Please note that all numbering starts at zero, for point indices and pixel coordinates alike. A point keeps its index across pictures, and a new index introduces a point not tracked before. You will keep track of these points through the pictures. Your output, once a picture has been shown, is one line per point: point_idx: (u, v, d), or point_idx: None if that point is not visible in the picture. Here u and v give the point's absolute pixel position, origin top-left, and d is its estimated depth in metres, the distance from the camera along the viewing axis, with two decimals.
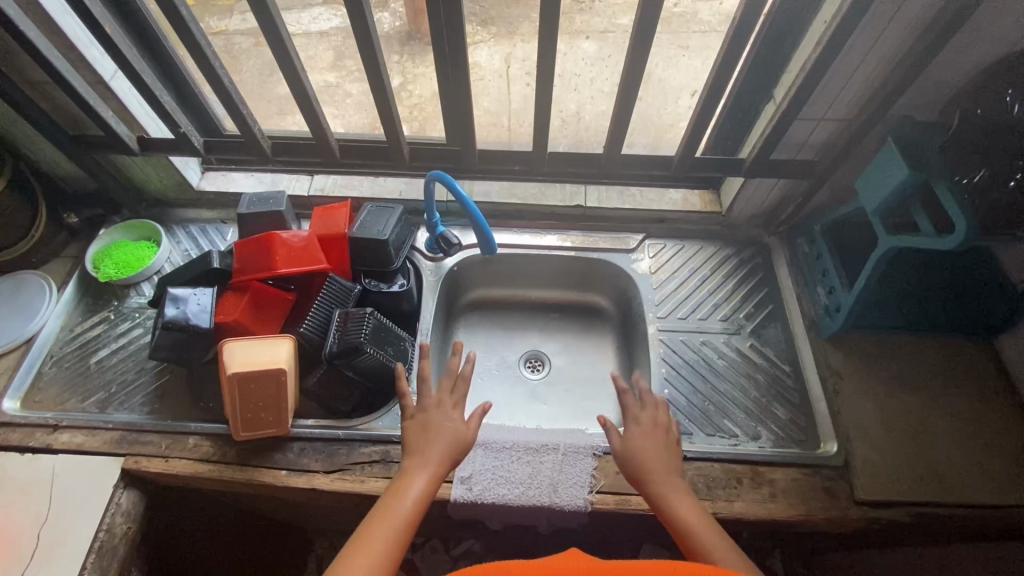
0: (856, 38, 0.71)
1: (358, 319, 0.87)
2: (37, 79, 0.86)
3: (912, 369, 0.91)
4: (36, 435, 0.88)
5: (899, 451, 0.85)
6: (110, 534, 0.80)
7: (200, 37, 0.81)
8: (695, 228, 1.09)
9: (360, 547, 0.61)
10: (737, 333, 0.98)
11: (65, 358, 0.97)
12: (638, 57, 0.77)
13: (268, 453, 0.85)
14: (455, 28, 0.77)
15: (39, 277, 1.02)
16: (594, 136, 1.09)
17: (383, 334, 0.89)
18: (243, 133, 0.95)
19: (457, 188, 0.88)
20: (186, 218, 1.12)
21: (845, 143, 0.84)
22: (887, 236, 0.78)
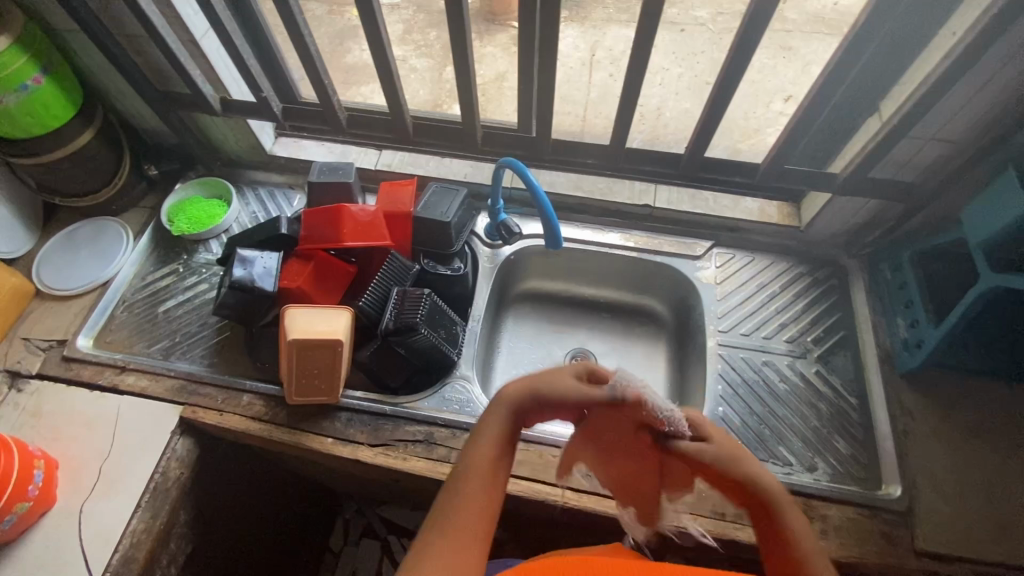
0: (992, 53, 0.64)
1: (416, 298, 0.87)
2: (133, 33, 0.89)
3: (994, 419, 0.84)
4: (105, 374, 0.93)
5: (969, 505, 0.79)
6: (164, 478, 0.84)
7: (292, 2, 0.81)
8: (768, 240, 1.03)
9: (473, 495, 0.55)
10: (802, 357, 0.93)
11: (135, 304, 1.01)
12: (742, 54, 0.72)
13: (316, 420, 0.87)
14: (552, 10, 0.74)
15: (118, 224, 1.07)
16: (673, 133, 1.03)
17: (438, 317, 0.89)
18: (321, 101, 0.96)
19: (529, 176, 0.86)
20: (255, 180, 1.14)
21: (955, 168, 0.77)
22: (991, 273, 0.72)
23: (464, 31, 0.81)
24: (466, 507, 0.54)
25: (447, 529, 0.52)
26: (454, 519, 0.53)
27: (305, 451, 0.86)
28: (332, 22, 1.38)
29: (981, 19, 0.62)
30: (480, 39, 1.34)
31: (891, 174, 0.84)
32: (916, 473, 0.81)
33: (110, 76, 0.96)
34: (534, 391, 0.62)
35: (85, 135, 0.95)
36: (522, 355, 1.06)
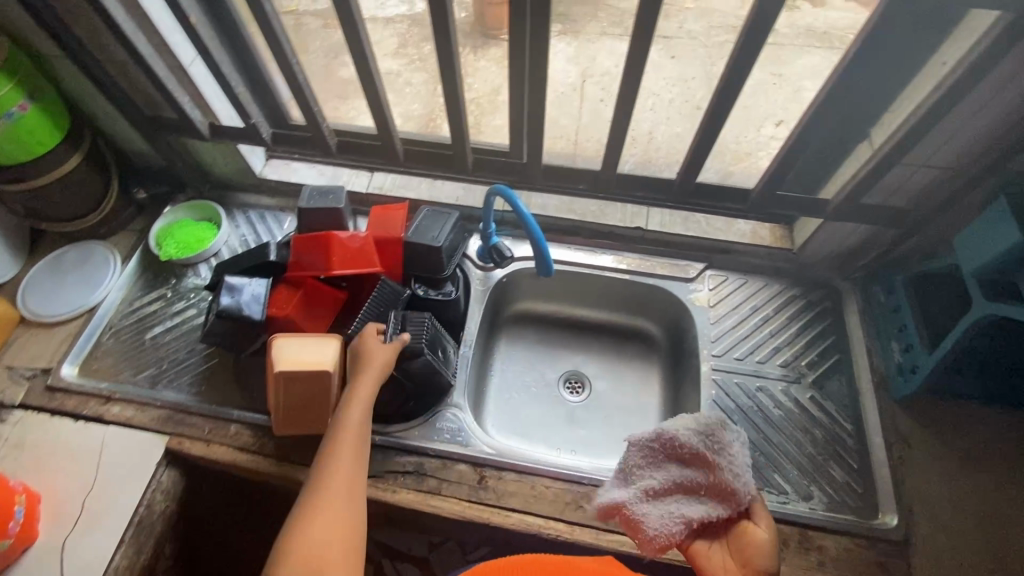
0: (982, 84, 0.64)
1: (421, 320, 0.85)
2: (121, 59, 0.88)
3: (990, 446, 0.84)
4: (90, 404, 0.91)
5: (966, 534, 0.78)
6: (149, 510, 0.82)
7: (280, 30, 0.81)
8: (762, 262, 1.02)
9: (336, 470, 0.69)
10: (797, 382, 0.92)
11: (122, 330, 1.00)
12: (732, 83, 0.72)
13: (305, 451, 0.86)
14: (540, 40, 0.74)
15: (106, 249, 1.05)
16: (664, 157, 1.04)
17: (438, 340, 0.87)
18: (310, 126, 0.95)
19: (518, 203, 0.85)
20: (245, 203, 1.13)
21: (947, 194, 0.77)
22: (983, 302, 0.71)
23: (453, 59, 0.81)
24: (340, 466, 0.69)
25: (325, 489, 0.67)
26: (331, 479, 0.68)
27: (293, 482, 0.85)
28: (323, 39, 1.38)
29: (971, 52, 0.62)
30: (471, 56, 1.35)
31: (883, 200, 0.83)
32: (912, 501, 0.80)
33: (97, 101, 0.95)
34: (368, 391, 0.76)
35: (74, 159, 0.94)
36: (515, 378, 1.05)
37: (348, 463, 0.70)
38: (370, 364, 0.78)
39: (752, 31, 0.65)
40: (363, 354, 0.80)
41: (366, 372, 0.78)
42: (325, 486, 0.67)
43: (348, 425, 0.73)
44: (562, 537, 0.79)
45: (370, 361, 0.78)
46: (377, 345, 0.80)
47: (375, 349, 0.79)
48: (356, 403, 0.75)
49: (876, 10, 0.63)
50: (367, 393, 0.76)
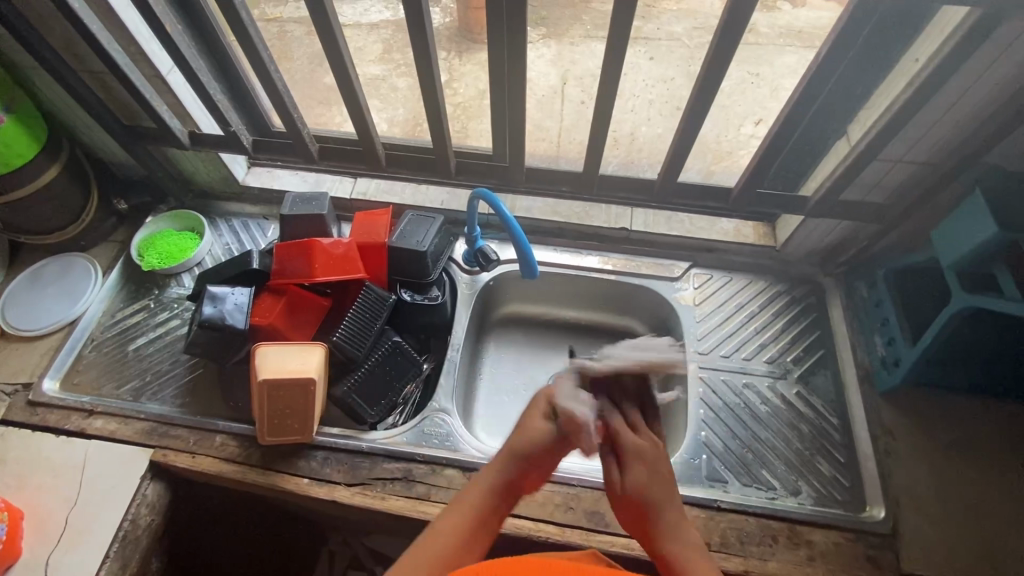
0: (951, 80, 0.65)
1: None
2: (97, 69, 0.87)
3: (975, 436, 0.84)
4: (72, 418, 0.90)
5: (952, 524, 0.79)
6: (133, 525, 0.81)
7: (256, 37, 0.80)
8: (746, 260, 1.03)
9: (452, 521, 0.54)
10: (783, 378, 0.93)
11: (104, 343, 0.99)
12: (709, 82, 0.73)
13: (292, 460, 0.85)
14: (516, 43, 0.74)
15: (86, 260, 1.04)
16: (646, 157, 1.05)
17: None
18: (291, 133, 0.95)
19: (501, 206, 0.85)
20: (229, 211, 1.13)
21: (923, 189, 0.78)
22: (962, 294, 0.72)
23: (431, 63, 0.81)
24: (449, 531, 0.54)
25: (431, 552, 0.52)
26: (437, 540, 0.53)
27: (280, 492, 0.84)
28: (305, 46, 1.38)
29: (940, 49, 0.63)
30: (454, 60, 1.35)
31: (861, 195, 0.84)
32: (899, 493, 0.81)
33: (75, 112, 0.94)
34: (506, 455, 0.58)
35: (50, 173, 0.93)
36: (504, 381, 1.04)
37: (455, 530, 0.54)
38: (524, 425, 0.59)
39: (726, 31, 0.66)
40: (526, 416, 0.60)
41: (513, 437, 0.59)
42: (429, 541, 0.53)
43: (477, 486, 0.57)
44: (552, 540, 0.78)
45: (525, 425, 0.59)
46: (538, 418, 0.59)
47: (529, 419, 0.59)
48: (496, 464, 0.58)
49: (844, 11, 0.64)
50: (510, 458, 0.57)
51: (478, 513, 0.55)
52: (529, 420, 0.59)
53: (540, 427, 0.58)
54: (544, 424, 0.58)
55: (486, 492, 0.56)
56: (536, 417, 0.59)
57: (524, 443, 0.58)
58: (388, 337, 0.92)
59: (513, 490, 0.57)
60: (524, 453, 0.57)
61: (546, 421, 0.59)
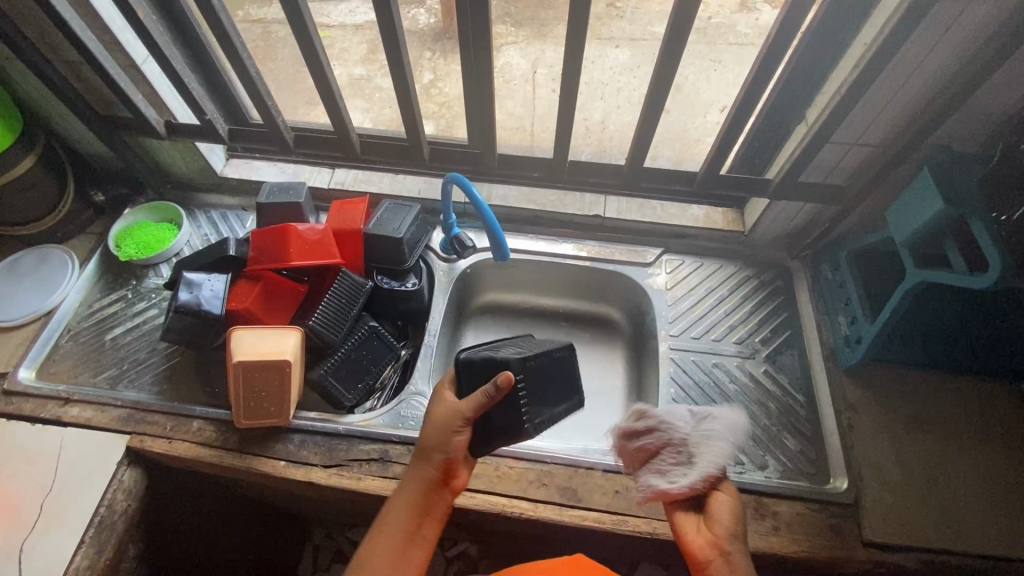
0: (894, 62, 0.68)
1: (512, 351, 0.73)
2: (71, 59, 0.88)
3: (934, 409, 0.87)
4: (47, 407, 0.90)
5: (910, 493, 0.81)
6: (110, 510, 0.81)
7: (229, 26, 0.82)
8: (716, 245, 1.06)
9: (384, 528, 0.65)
10: (751, 357, 0.96)
11: (81, 333, 0.99)
12: (668, 69, 0.76)
13: (268, 443, 0.86)
14: (482, 31, 0.76)
15: (63, 251, 1.04)
16: (617, 145, 1.10)
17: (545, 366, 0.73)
18: (267, 123, 0.96)
19: (473, 191, 0.87)
20: (208, 203, 1.14)
21: (878, 170, 0.81)
22: (915, 269, 0.75)
23: (402, 51, 0.83)
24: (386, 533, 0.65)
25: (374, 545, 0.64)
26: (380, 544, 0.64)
27: (257, 475, 0.84)
28: (288, 45, 1.40)
29: (882, 32, 0.66)
30: (437, 60, 1.38)
31: (820, 179, 0.88)
32: (862, 464, 0.83)
33: (50, 103, 0.95)
34: (422, 454, 0.68)
35: (28, 160, 0.93)
36: None
37: (398, 517, 0.66)
38: (431, 424, 0.69)
39: (680, 20, 0.69)
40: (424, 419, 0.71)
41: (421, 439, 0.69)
42: (379, 542, 0.64)
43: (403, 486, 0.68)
44: (525, 515, 0.80)
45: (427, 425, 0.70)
46: (439, 414, 0.69)
47: (430, 409, 0.71)
48: (415, 466, 0.68)
49: (781, 6, 0.70)
50: (421, 457, 0.68)
51: (416, 500, 0.67)
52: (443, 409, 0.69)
53: (451, 420, 0.68)
54: (457, 419, 0.68)
55: (412, 489, 0.67)
56: (438, 414, 0.69)
57: (434, 437, 0.68)
58: (365, 323, 0.93)
59: (431, 484, 0.67)
60: (434, 448, 0.68)
61: (456, 409, 0.68)
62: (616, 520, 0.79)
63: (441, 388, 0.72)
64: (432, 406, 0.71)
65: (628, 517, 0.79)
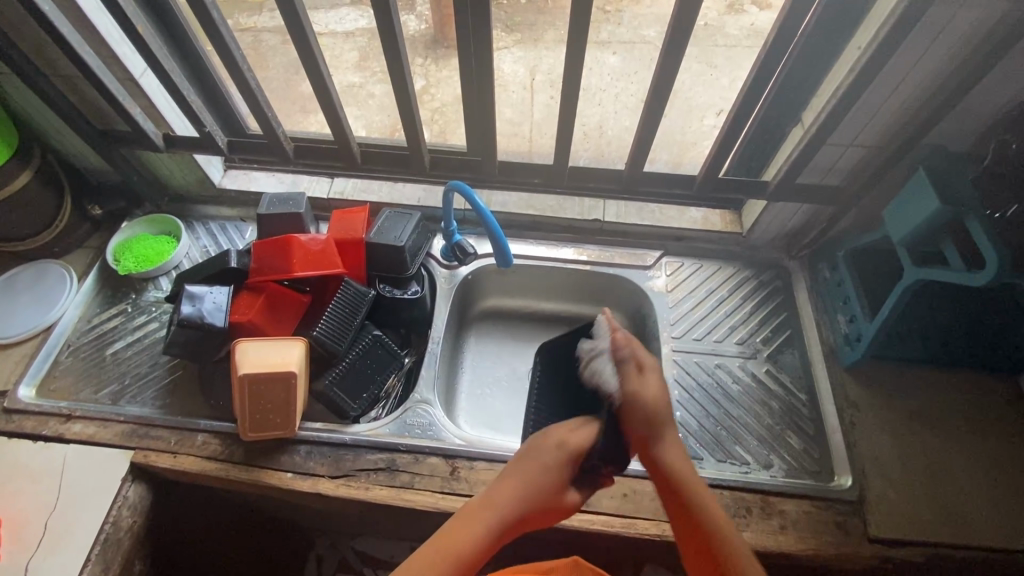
0: (888, 65, 0.70)
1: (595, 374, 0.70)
2: (69, 73, 0.88)
3: (933, 405, 0.88)
4: (49, 424, 0.89)
5: (914, 489, 0.82)
6: (115, 527, 0.80)
7: (228, 38, 0.82)
8: (714, 246, 1.07)
9: (469, 520, 0.56)
10: (753, 357, 0.96)
11: (81, 349, 0.98)
12: (666, 73, 0.77)
13: (275, 455, 0.85)
14: (483, 41, 0.77)
15: (61, 266, 1.04)
16: (614, 150, 1.12)
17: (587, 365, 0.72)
18: (266, 134, 0.96)
19: (476, 198, 0.88)
20: (206, 215, 1.13)
21: (872, 170, 0.82)
22: (913, 268, 0.76)
23: (402, 61, 0.84)
24: (462, 528, 0.55)
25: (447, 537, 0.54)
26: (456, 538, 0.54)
27: (263, 487, 0.84)
28: (280, 54, 1.40)
29: (875, 37, 0.67)
30: (429, 66, 1.38)
31: (817, 180, 0.89)
32: (864, 461, 0.84)
33: (47, 118, 0.94)
34: (520, 502, 0.57)
35: (25, 175, 0.92)
36: (485, 373, 1.06)
37: (467, 548, 0.54)
38: (550, 476, 0.59)
39: (678, 25, 0.70)
40: (532, 455, 0.60)
41: (525, 481, 0.58)
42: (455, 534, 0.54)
43: (488, 515, 0.56)
44: None
45: (545, 475, 0.59)
46: (560, 473, 0.59)
47: (553, 458, 0.60)
48: (506, 507, 0.57)
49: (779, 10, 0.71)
50: (518, 504, 0.57)
51: (491, 541, 0.55)
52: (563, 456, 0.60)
53: (568, 498, 0.60)
54: (569, 494, 0.60)
55: (495, 530, 0.56)
56: (558, 475, 0.59)
57: (546, 496, 0.59)
58: (369, 332, 0.93)
59: (504, 533, 0.57)
60: (542, 506, 0.58)
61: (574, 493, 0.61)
62: (624, 523, 0.80)
63: (574, 448, 0.60)
64: (561, 456, 0.59)
65: (637, 520, 0.80)
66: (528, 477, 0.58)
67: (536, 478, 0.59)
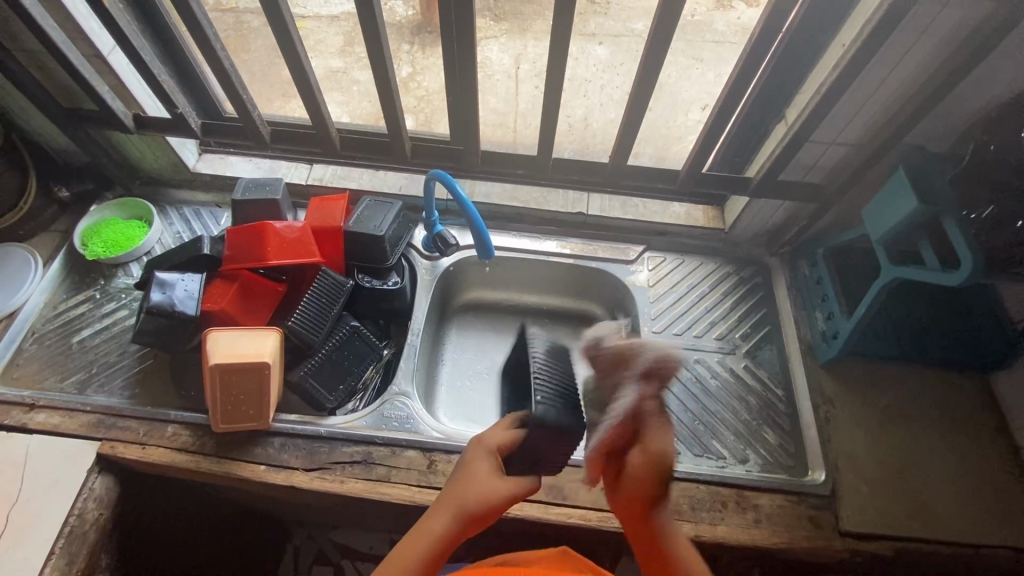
0: (873, 64, 0.70)
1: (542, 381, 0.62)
2: (31, 48, 0.83)
3: (906, 402, 0.90)
4: (12, 413, 0.86)
5: (885, 485, 0.83)
6: (80, 520, 0.77)
7: (201, 16, 0.79)
8: (696, 242, 1.07)
9: (418, 531, 0.58)
10: (731, 353, 0.97)
11: (47, 336, 0.95)
12: (652, 65, 0.75)
13: (247, 447, 0.84)
14: (465, 28, 0.75)
15: (25, 250, 0.99)
16: (600, 143, 1.12)
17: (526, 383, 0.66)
18: (242, 117, 0.93)
19: (457, 188, 0.86)
20: (180, 200, 1.10)
21: (853, 169, 0.83)
22: (889, 266, 0.76)
23: (383, 45, 0.81)
24: (416, 535, 0.57)
25: (412, 532, 0.58)
26: (425, 524, 0.58)
27: (235, 480, 0.82)
28: (261, 36, 1.36)
29: (860, 34, 0.67)
30: (415, 52, 1.34)
31: (799, 177, 0.89)
32: (839, 456, 0.85)
33: (10, 96, 0.90)
34: (456, 508, 0.58)
35: None
36: (466, 366, 1.05)
37: (415, 560, 0.56)
38: (475, 477, 0.59)
39: (664, 18, 0.69)
40: (465, 462, 0.61)
41: (457, 487, 0.59)
42: (414, 536, 0.57)
43: (426, 525, 0.58)
44: (511, 514, 0.80)
45: (472, 477, 0.59)
46: (481, 475, 0.59)
47: (479, 455, 0.60)
48: (444, 516, 0.58)
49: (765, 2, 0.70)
50: (457, 511, 0.58)
51: (439, 547, 0.57)
52: (478, 454, 0.61)
53: (499, 488, 0.59)
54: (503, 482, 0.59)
55: (440, 539, 0.57)
56: (485, 473, 0.59)
57: (479, 491, 0.58)
58: (346, 322, 0.92)
59: (455, 540, 0.58)
60: (475, 509, 0.58)
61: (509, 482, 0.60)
62: (601, 517, 0.79)
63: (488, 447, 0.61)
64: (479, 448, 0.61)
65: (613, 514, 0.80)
66: (459, 487, 0.59)
67: (465, 467, 0.60)
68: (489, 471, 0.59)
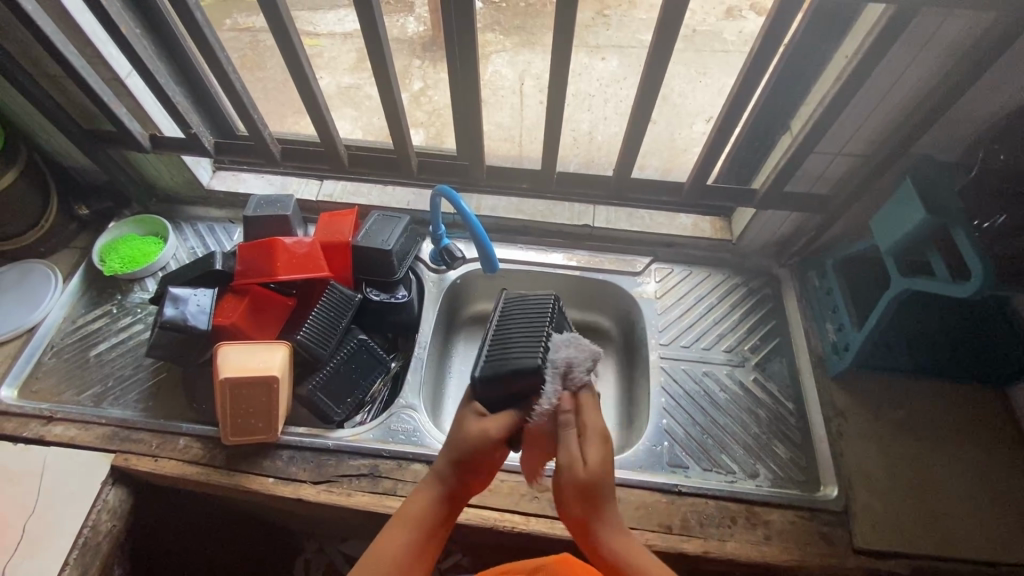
0: (875, 74, 0.69)
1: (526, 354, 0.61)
2: (54, 72, 0.87)
3: (922, 416, 0.88)
4: (30, 425, 0.88)
5: (900, 501, 0.81)
6: (94, 531, 0.79)
7: (212, 39, 0.81)
8: (703, 253, 1.07)
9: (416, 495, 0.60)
10: (740, 366, 0.96)
11: (65, 349, 0.97)
12: (653, 77, 0.76)
13: (256, 459, 0.85)
14: (467, 45, 0.76)
15: (45, 267, 1.02)
16: (605, 155, 1.13)
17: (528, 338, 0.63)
18: (253, 136, 0.96)
19: (461, 203, 0.87)
20: (195, 216, 1.13)
21: (861, 179, 0.82)
22: (898, 278, 0.75)
23: (388, 63, 0.83)
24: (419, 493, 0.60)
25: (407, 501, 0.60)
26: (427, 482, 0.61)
27: (244, 492, 0.83)
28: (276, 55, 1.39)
29: (862, 46, 0.67)
30: (427, 68, 1.38)
31: (806, 187, 0.89)
32: (851, 472, 0.84)
33: (34, 118, 0.94)
34: (451, 457, 0.60)
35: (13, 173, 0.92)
36: None
37: (417, 515, 0.59)
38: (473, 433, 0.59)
39: (663, 32, 0.70)
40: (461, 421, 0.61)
41: (458, 436, 0.60)
42: (405, 508, 0.60)
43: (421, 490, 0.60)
44: (516, 529, 0.79)
45: (468, 429, 0.60)
46: (480, 423, 0.60)
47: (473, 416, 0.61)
48: (444, 469, 0.60)
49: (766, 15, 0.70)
50: (451, 452, 0.60)
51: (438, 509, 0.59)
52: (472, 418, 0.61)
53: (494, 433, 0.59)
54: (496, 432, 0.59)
55: (432, 503, 0.59)
56: (486, 426, 0.59)
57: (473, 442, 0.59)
58: (354, 335, 0.93)
59: (451, 501, 0.60)
60: (470, 456, 0.59)
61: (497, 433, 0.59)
62: None
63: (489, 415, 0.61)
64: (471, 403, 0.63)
65: None
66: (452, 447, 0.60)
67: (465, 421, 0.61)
68: (483, 423, 0.60)
